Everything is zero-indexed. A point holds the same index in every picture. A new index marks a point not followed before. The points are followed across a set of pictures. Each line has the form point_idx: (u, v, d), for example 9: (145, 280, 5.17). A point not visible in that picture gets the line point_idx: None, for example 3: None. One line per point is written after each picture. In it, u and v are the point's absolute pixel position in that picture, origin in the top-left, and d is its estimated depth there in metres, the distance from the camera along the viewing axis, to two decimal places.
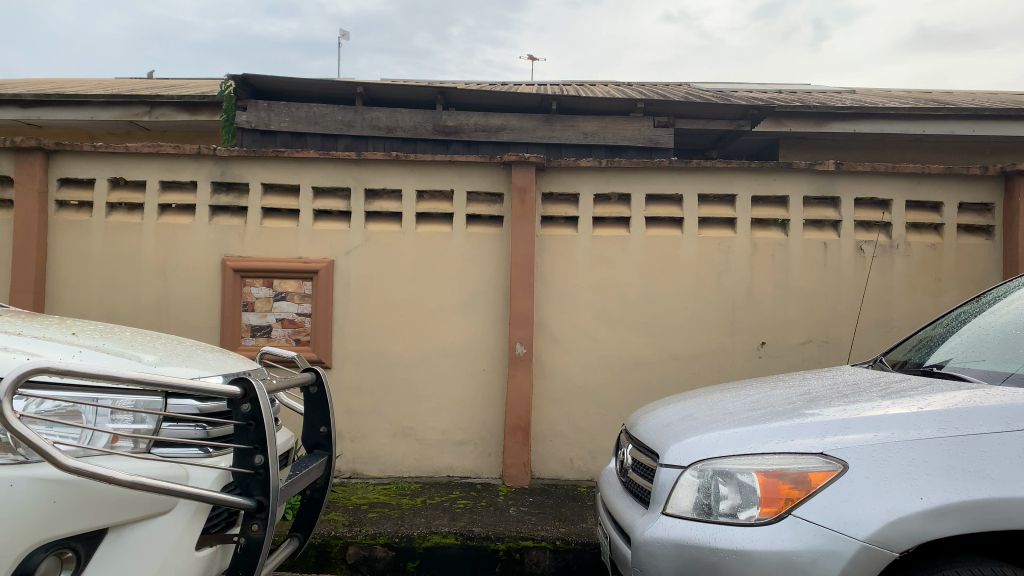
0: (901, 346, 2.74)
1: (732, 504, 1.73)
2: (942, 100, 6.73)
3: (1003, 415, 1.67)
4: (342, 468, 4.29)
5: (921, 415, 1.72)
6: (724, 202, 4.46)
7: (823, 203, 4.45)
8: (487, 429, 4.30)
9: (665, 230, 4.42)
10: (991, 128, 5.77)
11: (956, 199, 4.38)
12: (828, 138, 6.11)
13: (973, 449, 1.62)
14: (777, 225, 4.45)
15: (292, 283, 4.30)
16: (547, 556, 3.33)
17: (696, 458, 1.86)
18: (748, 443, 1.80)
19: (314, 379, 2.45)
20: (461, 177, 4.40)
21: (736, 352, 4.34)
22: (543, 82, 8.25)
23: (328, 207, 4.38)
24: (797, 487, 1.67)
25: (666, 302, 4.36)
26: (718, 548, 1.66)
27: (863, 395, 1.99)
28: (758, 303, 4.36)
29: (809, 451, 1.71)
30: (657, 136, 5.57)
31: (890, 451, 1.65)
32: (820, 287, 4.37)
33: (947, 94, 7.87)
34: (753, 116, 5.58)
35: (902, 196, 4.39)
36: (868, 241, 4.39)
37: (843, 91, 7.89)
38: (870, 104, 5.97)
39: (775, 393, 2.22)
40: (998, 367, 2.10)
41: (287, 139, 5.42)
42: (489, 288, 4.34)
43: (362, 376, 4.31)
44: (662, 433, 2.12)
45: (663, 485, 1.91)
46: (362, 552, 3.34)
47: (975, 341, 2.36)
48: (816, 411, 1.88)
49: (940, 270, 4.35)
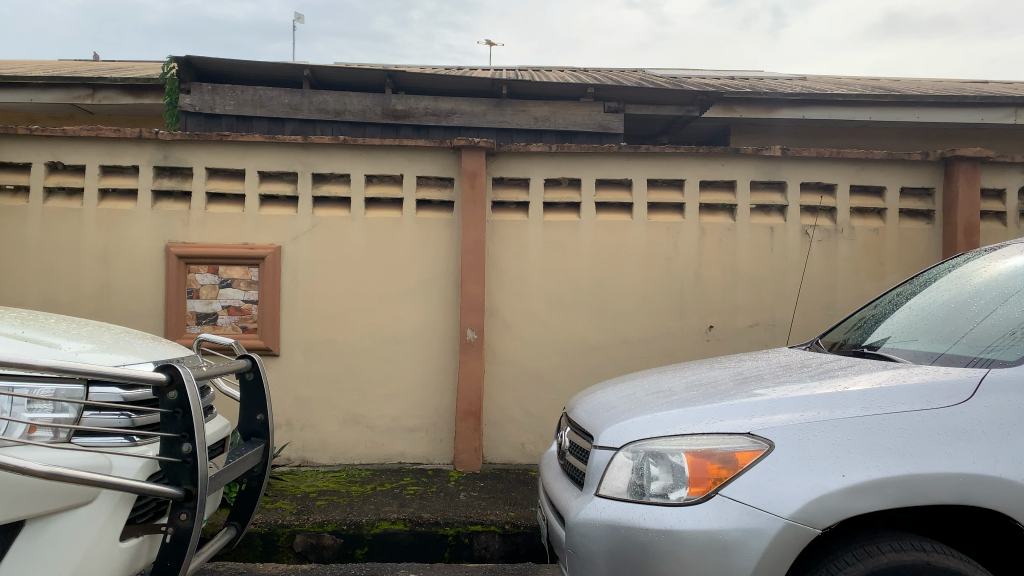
0: (840, 327, 2.79)
1: (663, 485, 1.75)
2: (889, 87, 6.85)
3: (924, 394, 1.72)
4: (292, 457, 4.25)
5: (846, 394, 1.76)
6: (673, 187, 4.49)
7: (770, 188, 4.50)
8: (439, 415, 4.29)
9: (615, 215, 4.44)
10: (934, 115, 5.90)
11: (898, 183, 4.47)
12: (778, 125, 6.17)
13: (895, 427, 1.66)
14: (724, 210, 4.49)
15: (238, 270, 4.23)
16: (496, 540, 3.35)
17: (630, 440, 1.87)
18: (680, 423, 1.82)
19: (250, 366, 2.40)
20: (410, 161, 4.36)
21: (684, 336, 4.38)
22: (498, 66, 8.17)
23: (274, 192, 4.31)
24: (725, 467, 1.69)
25: (617, 287, 4.38)
26: (648, 528, 1.68)
27: (794, 376, 2.02)
28: (706, 287, 4.41)
29: (737, 431, 1.73)
30: (608, 122, 5.57)
31: (815, 430, 1.67)
32: (766, 271, 4.43)
33: (894, 81, 8.01)
34: (702, 102, 5.61)
35: (846, 181, 4.46)
36: (813, 226, 4.46)
37: (794, 78, 7.98)
38: (817, 92, 6.07)
39: (711, 374, 2.25)
40: (928, 346, 2.15)
41: (233, 123, 5.32)
42: (440, 274, 4.33)
43: (311, 363, 4.26)
44: (599, 416, 2.12)
45: (597, 467, 1.91)
46: (310, 540, 3.32)
47: (910, 322, 2.41)
48: (746, 392, 1.90)
49: (883, 254, 4.44)
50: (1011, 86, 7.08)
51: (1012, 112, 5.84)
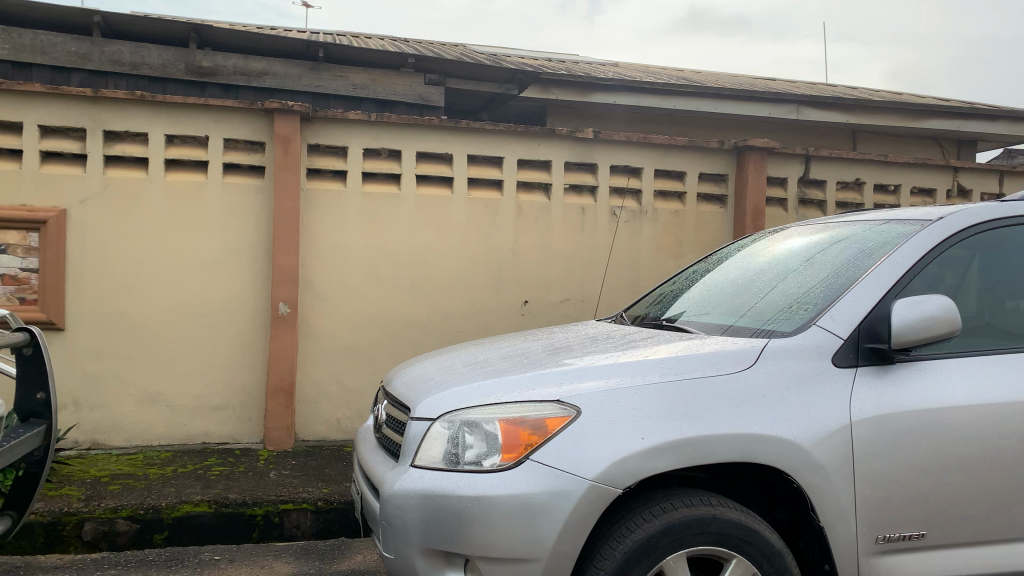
0: (643, 302, 2.96)
1: (477, 453, 1.78)
2: (690, 78, 7.33)
3: (715, 361, 1.87)
4: (80, 439, 3.90)
5: (647, 362, 1.88)
6: (492, 163, 4.54)
7: (582, 168, 4.67)
8: (247, 392, 4.11)
9: (434, 188, 4.42)
10: (728, 107, 6.40)
11: (697, 169, 4.80)
12: (591, 108, 6.42)
13: (689, 392, 1.79)
14: (540, 188, 4.61)
15: (14, 235, 3.81)
16: (308, 518, 3.27)
17: (445, 410, 1.88)
18: (494, 392, 1.86)
19: (27, 339, 2.13)
20: (217, 122, 4.09)
21: (500, 310, 4.48)
22: (315, 29, 7.87)
23: (58, 149, 3.90)
24: (537, 433, 1.75)
25: (435, 261, 4.39)
26: (462, 496, 1.71)
27: (601, 346, 2.12)
28: (522, 263, 4.53)
29: (548, 398, 1.80)
30: (427, 94, 5.54)
31: (619, 396, 1.77)
32: (578, 248, 4.61)
33: (695, 73, 8.58)
34: (520, 80, 5.72)
35: (651, 164, 4.72)
36: (621, 206, 4.69)
37: (606, 64, 8.33)
38: (627, 78, 6.38)
39: (524, 345, 2.32)
40: (719, 319, 2.33)
41: (7, 69, 4.75)
42: (250, 243, 4.12)
43: (102, 338, 3.93)
44: (416, 388, 2.12)
45: (412, 438, 1.91)
46: (101, 528, 3.07)
47: (704, 296, 2.60)
48: (557, 362, 1.98)
49: (682, 235, 4.77)
50: (794, 84, 7.81)
51: (793, 109, 6.58)
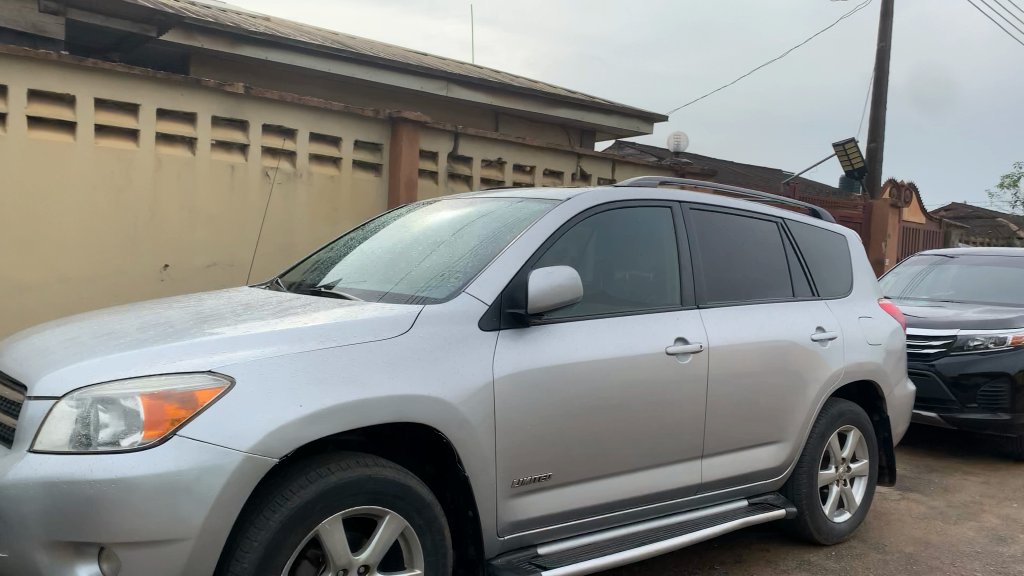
0: (299, 268, 2.91)
1: (113, 432, 1.60)
2: (346, 44, 7.29)
3: (372, 327, 1.91)
4: None
5: (305, 329, 1.86)
6: (125, 111, 4.07)
7: (232, 125, 4.40)
8: None
9: (52, 134, 3.84)
10: (383, 78, 6.49)
11: (352, 136, 4.80)
12: (241, 62, 6.07)
13: (346, 357, 1.82)
14: (183, 142, 4.24)
15: None
16: None
17: (72, 387, 1.66)
18: (133, 365, 1.69)
19: None
20: None
21: (135, 275, 4.07)
22: None
23: None
24: (184, 407, 1.63)
25: (53, 218, 3.84)
26: (95, 480, 1.54)
27: (255, 313, 2.05)
28: (161, 223, 4.15)
29: (197, 369, 1.68)
30: (41, 23, 4.77)
31: (275, 364, 1.73)
32: (226, 210, 4.36)
33: (351, 39, 8.55)
34: (159, 22, 5.19)
35: (306, 127, 4.62)
36: (274, 168, 4.52)
37: (258, 17, 7.92)
38: (282, 35, 6.14)
39: (167, 313, 2.14)
40: (374, 286, 2.37)
41: None
42: None
43: None
44: (33, 363, 1.85)
45: (29, 421, 1.66)
46: None
47: (360, 264, 2.63)
48: (207, 330, 1.86)
49: (336, 200, 4.76)
50: (445, 62, 8.18)
51: (443, 86, 6.91)
